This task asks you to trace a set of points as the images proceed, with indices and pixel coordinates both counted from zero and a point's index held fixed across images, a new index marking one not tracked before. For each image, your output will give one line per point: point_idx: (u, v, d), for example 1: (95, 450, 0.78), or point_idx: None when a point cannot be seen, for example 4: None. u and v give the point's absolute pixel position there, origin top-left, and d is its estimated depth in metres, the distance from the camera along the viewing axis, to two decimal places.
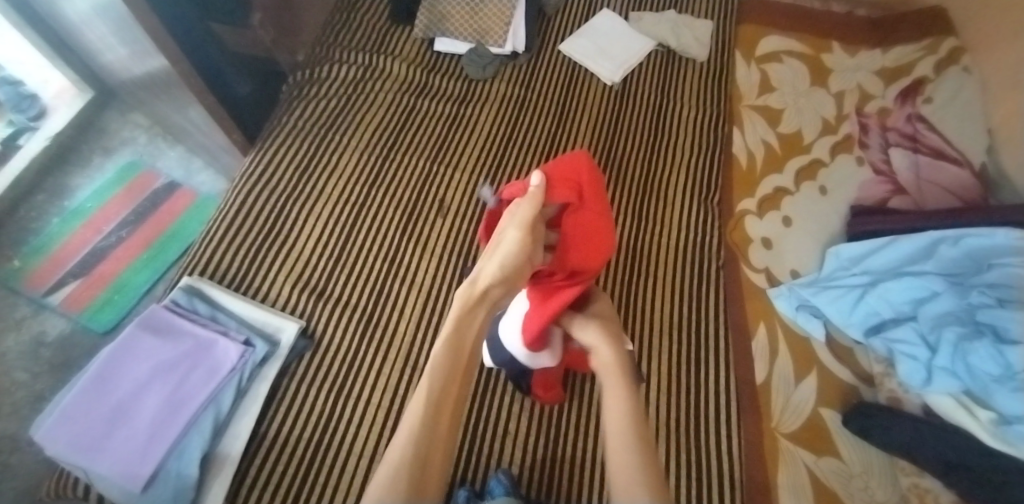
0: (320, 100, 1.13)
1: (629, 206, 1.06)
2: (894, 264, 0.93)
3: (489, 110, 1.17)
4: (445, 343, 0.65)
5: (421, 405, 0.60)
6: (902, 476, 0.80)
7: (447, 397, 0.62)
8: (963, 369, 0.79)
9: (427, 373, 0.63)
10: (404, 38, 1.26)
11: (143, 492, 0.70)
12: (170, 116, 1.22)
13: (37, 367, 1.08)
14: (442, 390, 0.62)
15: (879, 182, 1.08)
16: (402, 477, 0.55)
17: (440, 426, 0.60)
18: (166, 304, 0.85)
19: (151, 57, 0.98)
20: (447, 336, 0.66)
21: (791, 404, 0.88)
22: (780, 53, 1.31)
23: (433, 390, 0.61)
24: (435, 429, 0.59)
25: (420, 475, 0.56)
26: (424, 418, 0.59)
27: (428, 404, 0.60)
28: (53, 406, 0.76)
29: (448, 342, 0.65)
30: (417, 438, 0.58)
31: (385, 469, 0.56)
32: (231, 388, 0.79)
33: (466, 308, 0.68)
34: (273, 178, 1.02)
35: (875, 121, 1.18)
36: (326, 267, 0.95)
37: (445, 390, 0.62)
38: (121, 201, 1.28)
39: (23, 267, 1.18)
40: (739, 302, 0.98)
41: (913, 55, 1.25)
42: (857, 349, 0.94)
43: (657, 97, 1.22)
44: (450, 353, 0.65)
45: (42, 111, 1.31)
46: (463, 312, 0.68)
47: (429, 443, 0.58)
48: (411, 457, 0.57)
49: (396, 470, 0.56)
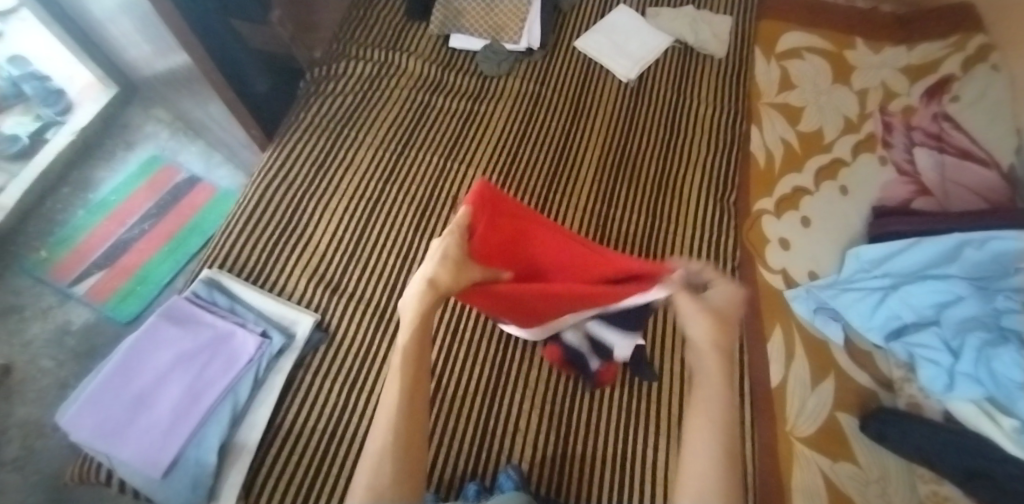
0: (337, 97, 1.14)
1: (643, 204, 1.05)
2: (916, 267, 0.91)
3: (504, 106, 1.16)
4: (410, 333, 0.66)
5: (392, 401, 0.63)
6: (921, 482, 0.79)
7: (417, 389, 0.64)
8: (986, 376, 0.78)
9: (394, 369, 0.65)
10: (420, 35, 1.26)
11: (163, 478, 0.72)
12: (191, 112, 1.25)
13: (62, 355, 1.11)
14: (411, 385, 0.64)
15: (902, 182, 1.06)
16: (386, 466, 0.59)
17: (415, 418, 0.63)
18: (186, 295, 0.87)
19: (173, 53, 1.00)
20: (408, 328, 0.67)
21: (806, 408, 0.86)
22: (801, 49, 1.28)
23: (401, 392, 0.63)
24: (410, 428, 0.62)
25: (403, 469, 0.59)
26: (396, 411, 0.62)
27: (398, 406, 0.62)
28: (77, 393, 0.78)
29: (411, 336, 0.66)
30: (395, 433, 0.61)
31: (364, 463, 0.59)
32: (248, 379, 0.80)
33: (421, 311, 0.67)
34: (289, 173, 1.03)
35: (900, 119, 1.15)
36: (340, 262, 0.96)
37: (414, 383, 0.64)
38: (144, 194, 1.31)
39: (50, 258, 1.21)
40: (755, 303, 0.96)
41: (939, 52, 1.22)
42: (877, 353, 0.91)
43: (673, 94, 1.20)
44: (415, 346, 0.66)
45: (68, 106, 1.35)
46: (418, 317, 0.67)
47: (405, 435, 0.61)
48: (390, 450, 0.59)
49: (379, 462, 0.59)
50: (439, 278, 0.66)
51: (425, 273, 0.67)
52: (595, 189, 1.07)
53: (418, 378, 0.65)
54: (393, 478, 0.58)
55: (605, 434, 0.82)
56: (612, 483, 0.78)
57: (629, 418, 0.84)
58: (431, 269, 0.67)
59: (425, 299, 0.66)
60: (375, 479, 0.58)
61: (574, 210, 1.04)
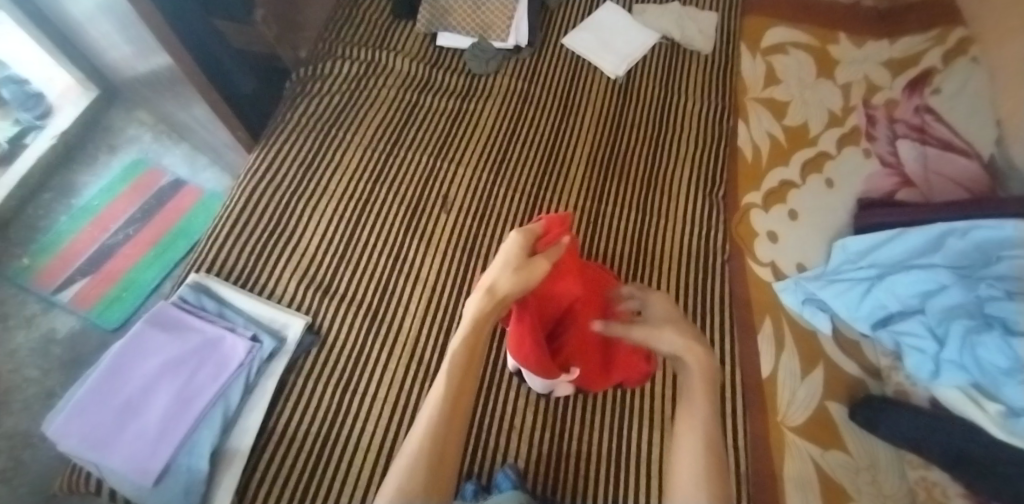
0: (323, 97, 1.13)
1: (633, 200, 1.06)
2: (902, 257, 0.92)
3: (493, 105, 1.16)
4: (465, 332, 0.69)
5: (435, 404, 0.65)
6: (910, 469, 0.81)
7: (463, 394, 0.66)
8: (971, 362, 0.79)
9: (443, 374, 0.67)
10: (407, 34, 1.26)
11: (155, 486, 0.70)
12: (175, 114, 1.23)
13: (47, 364, 1.09)
14: (456, 390, 0.66)
15: (886, 174, 1.07)
16: (420, 469, 0.59)
17: (455, 424, 0.64)
18: (174, 301, 0.86)
19: (155, 54, 0.98)
20: (462, 331, 0.70)
21: (797, 398, 0.87)
22: (786, 44, 1.30)
23: (449, 388, 0.65)
24: (450, 422, 0.63)
25: (435, 473, 0.60)
26: (439, 413, 0.63)
27: (444, 400, 0.64)
28: (65, 402, 0.76)
29: (463, 341, 0.68)
30: (435, 435, 0.62)
31: (401, 463, 0.60)
32: (239, 384, 0.79)
33: (482, 309, 0.69)
34: (277, 175, 1.02)
35: (883, 113, 1.17)
36: (331, 263, 0.95)
37: (459, 388, 0.66)
38: (127, 198, 1.29)
39: (31, 265, 1.19)
40: (745, 297, 0.97)
41: (919, 46, 1.24)
42: (864, 343, 0.93)
43: (661, 90, 1.21)
44: (465, 350, 0.68)
45: (47, 110, 1.32)
46: (478, 314, 0.69)
47: (442, 438, 0.62)
48: (427, 452, 0.60)
49: (412, 466, 0.59)
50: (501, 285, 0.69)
51: (486, 280, 0.70)
52: (586, 186, 1.07)
53: (463, 387, 0.66)
54: (427, 479, 0.59)
55: (600, 430, 0.83)
56: (607, 477, 0.79)
57: (623, 413, 0.84)
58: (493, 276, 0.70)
59: (485, 302, 0.69)
60: (405, 483, 0.58)
61: (565, 208, 1.04)
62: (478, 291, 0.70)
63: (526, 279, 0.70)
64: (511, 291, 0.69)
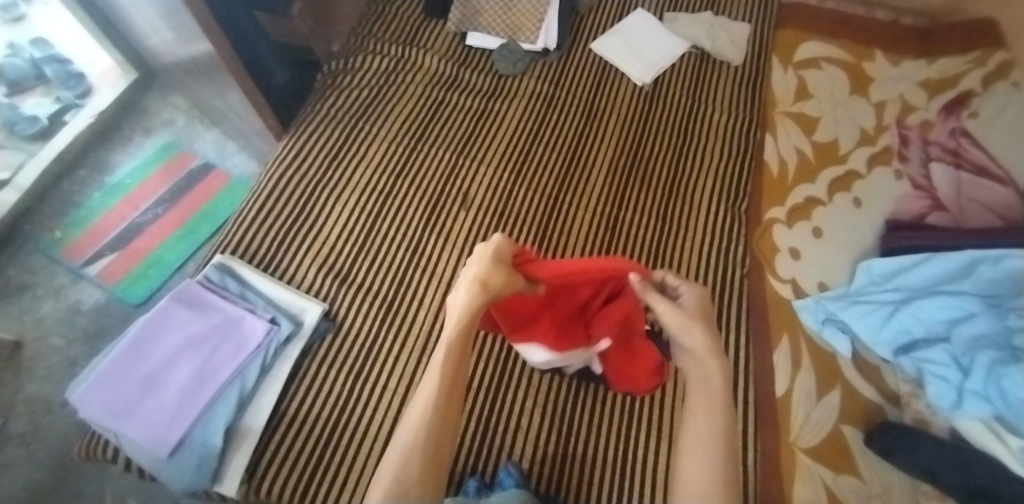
0: (352, 90, 1.15)
1: (653, 208, 1.05)
2: (928, 282, 0.89)
3: (518, 106, 1.17)
4: (458, 323, 0.67)
5: (428, 394, 0.64)
6: (925, 499, 0.78)
7: (456, 384, 0.66)
8: (996, 394, 0.76)
9: (435, 362, 0.66)
10: (437, 32, 1.27)
11: (169, 458, 0.72)
12: (209, 100, 1.26)
13: (72, 334, 1.12)
14: (449, 380, 0.65)
15: (917, 197, 1.04)
16: (412, 459, 0.60)
17: (449, 414, 0.64)
18: (199, 280, 0.88)
19: (195, 40, 1.01)
20: (454, 322, 0.68)
21: (812, 419, 0.86)
22: (819, 60, 1.28)
23: (443, 375, 0.65)
24: (445, 411, 0.64)
25: (428, 466, 0.61)
26: (430, 406, 0.63)
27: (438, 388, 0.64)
28: (87, 371, 0.78)
29: (455, 332, 0.67)
30: (429, 427, 0.62)
31: (394, 454, 0.61)
32: (256, 364, 0.80)
33: (474, 302, 0.67)
34: (302, 163, 1.03)
35: (917, 133, 1.14)
36: (350, 253, 0.96)
37: (452, 378, 0.66)
38: (158, 179, 1.32)
39: (64, 238, 1.23)
40: (763, 313, 0.96)
41: (958, 67, 1.22)
42: (885, 368, 0.90)
43: (688, 99, 1.20)
44: (459, 339, 0.67)
45: (87, 90, 1.37)
46: (472, 306, 0.67)
47: (436, 429, 0.63)
48: (420, 444, 0.61)
49: (407, 457, 0.60)
50: (491, 280, 0.67)
51: (472, 275, 0.68)
52: (607, 191, 1.07)
53: (457, 375, 0.66)
54: (420, 470, 0.60)
55: (607, 437, 0.82)
56: (613, 483, 0.78)
57: (631, 421, 0.83)
58: (479, 272, 0.68)
59: (476, 294, 0.67)
60: (400, 476, 0.59)
61: (585, 212, 1.04)
62: (466, 287, 0.68)
63: (510, 277, 0.69)
64: (500, 286, 0.69)
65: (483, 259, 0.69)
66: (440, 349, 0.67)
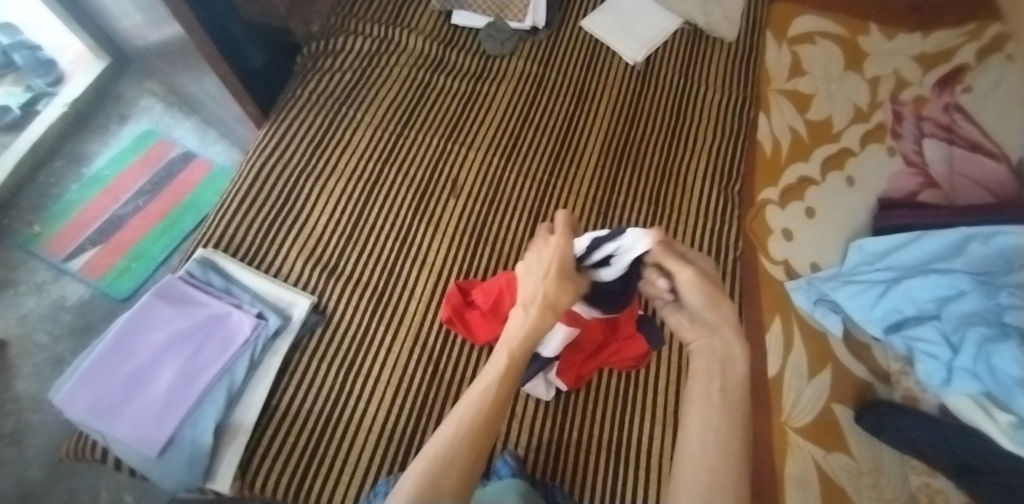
0: (335, 73, 1.12)
1: (645, 189, 1.03)
2: (920, 260, 0.90)
3: (506, 88, 1.14)
4: (520, 334, 0.62)
5: (483, 388, 0.58)
6: (913, 474, 0.79)
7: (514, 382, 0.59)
8: (985, 371, 0.77)
9: (495, 360, 0.61)
10: (421, 10, 1.23)
11: (158, 457, 0.71)
12: (185, 86, 1.22)
13: (57, 330, 1.10)
14: (506, 377, 0.59)
15: (910, 174, 1.04)
16: (457, 456, 0.53)
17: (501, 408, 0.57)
18: (181, 276, 0.86)
19: (167, 24, 0.97)
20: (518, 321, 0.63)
21: (802, 399, 0.86)
22: (813, 34, 1.26)
23: (501, 370, 0.59)
24: (497, 407, 0.57)
25: (469, 462, 0.53)
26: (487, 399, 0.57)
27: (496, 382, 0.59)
28: (71, 371, 0.77)
29: (519, 333, 0.62)
30: (478, 420, 0.56)
31: (435, 447, 0.54)
32: (244, 360, 0.79)
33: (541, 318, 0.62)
34: (286, 151, 1.01)
35: (911, 109, 1.13)
36: (338, 244, 0.94)
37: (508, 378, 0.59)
38: (138, 169, 1.29)
39: (43, 233, 1.20)
40: (755, 293, 0.95)
41: (954, 41, 1.20)
42: (876, 347, 0.91)
43: (680, 76, 1.18)
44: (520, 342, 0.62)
45: (59, 78, 1.33)
46: (540, 322, 0.62)
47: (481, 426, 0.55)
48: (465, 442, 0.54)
49: (450, 451, 0.53)
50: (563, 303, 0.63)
51: (537, 294, 0.64)
52: (599, 175, 1.05)
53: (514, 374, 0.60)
54: (462, 463, 0.53)
55: (599, 422, 0.82)
56: (609, 468, 0.79)
57: (624, 407, 0.84)
58: (552, 292, 0.63)
59: (546, 312, 0.63)
60: (437, 473, 0.51)
61: (575, 196, 1.02)
62: (536, 308, 0.63)
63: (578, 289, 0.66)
64: (569, 301, 0.65)
65: (551, 272, 0.64)
66: (500, 351, 0.61)
